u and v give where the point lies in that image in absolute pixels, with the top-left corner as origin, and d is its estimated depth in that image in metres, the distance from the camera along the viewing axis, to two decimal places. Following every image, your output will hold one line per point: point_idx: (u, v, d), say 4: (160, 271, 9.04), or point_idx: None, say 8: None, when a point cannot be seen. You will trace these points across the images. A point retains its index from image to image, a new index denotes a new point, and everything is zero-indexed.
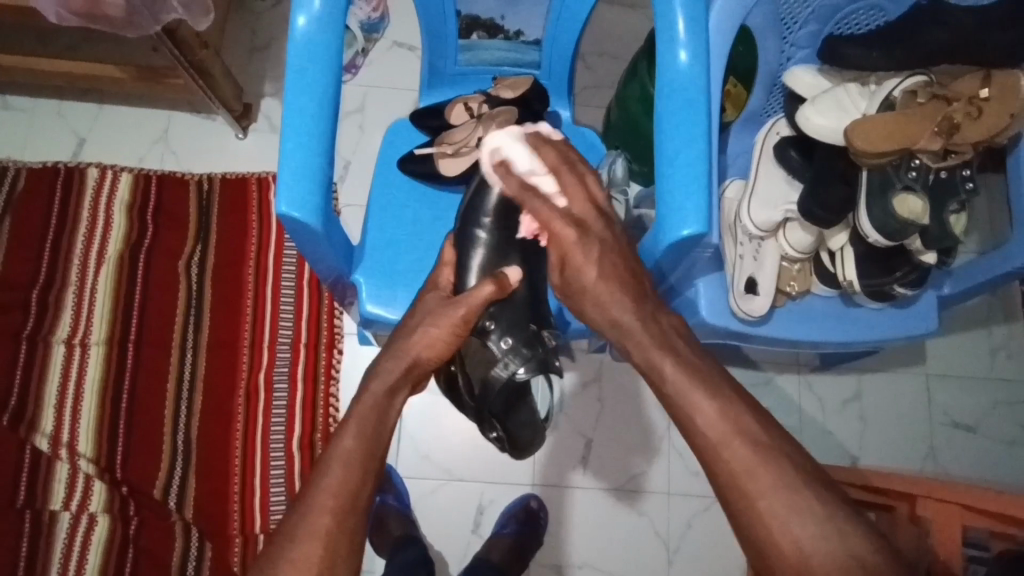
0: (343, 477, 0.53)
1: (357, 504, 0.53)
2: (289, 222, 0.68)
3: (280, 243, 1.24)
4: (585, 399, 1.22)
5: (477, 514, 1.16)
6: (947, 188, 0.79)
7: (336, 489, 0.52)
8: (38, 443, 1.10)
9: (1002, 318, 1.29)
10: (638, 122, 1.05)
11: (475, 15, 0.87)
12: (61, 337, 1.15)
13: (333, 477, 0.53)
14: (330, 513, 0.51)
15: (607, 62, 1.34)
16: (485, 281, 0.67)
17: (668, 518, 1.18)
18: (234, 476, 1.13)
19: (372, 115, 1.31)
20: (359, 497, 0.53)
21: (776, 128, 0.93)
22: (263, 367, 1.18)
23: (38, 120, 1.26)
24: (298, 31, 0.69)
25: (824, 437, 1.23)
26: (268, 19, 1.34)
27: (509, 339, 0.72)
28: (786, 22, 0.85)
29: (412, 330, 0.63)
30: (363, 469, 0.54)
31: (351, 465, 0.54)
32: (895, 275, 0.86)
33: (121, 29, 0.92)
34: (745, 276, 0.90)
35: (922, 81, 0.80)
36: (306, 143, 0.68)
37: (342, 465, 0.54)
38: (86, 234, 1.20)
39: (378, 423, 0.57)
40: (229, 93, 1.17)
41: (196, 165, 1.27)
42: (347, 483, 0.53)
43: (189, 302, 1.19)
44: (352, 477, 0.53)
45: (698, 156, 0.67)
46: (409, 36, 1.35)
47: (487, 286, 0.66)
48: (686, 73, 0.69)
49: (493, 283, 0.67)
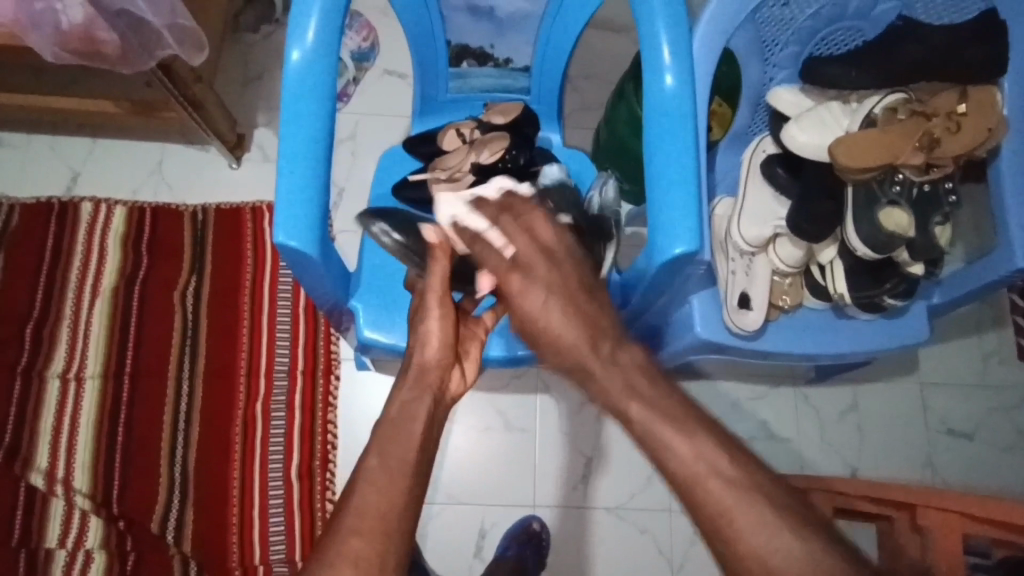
0: (385, 509, 0.54)
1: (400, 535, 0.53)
2: (286, 250, 0.69)
3: (275, 270, 1.24)
4: (584, 419, 1.22)
5: (479, 538, 1.16)
6: (930, 201, 0.82)
7: (376, 525, 0.53)
8: (33, 479, 1.09)
9: (991, 325, 1.31)
10: (627, 141, 1.06)
11: (465, 43, 0.90)
12: (56, 371, 1.15)
13: (374, 506, 0.54)
14: (372, 547, 0.52)
15: (595, 85, 1.36)
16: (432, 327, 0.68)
17: (670, 535, 1.18)
18: (233, 507, 1.12)
19: (365, 143, 1.32)
20: (403, 530, 0.53)
21: (762, 146, 0.95)
22: (260, 396, 1.18)
23: (30, 156, 1.27)
24: (291, 65, 0.70)
25: (822, 448, 1.24)
26: (259, 52, 1.36)
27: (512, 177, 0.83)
28: (767, 43, 0.87)
29: (421, 358, 0.66)
30: (406, 501, 0.55)
31: (394, 500, 0.54)
32: (884, 287, 0.87)
33: (115, 65, 0.93)
34: (737, 292, 0.91)
35: (902, 98, 0.82)
36: (301, 174, 0.69)
37: (383, 500, 0.54)
38: (81, 266, 1.20)
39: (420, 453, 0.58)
40: (222, 123, 1.18)
41: (189, 195, 1.28)
42: (377, 514, 0.53)
43: (185, 333, 1.19)
44: (391, 510, 0.54)
45: (689, 175, 0.69)
46: (400, 64, 1.37)
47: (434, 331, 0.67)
48: (673, 95, 0.70)
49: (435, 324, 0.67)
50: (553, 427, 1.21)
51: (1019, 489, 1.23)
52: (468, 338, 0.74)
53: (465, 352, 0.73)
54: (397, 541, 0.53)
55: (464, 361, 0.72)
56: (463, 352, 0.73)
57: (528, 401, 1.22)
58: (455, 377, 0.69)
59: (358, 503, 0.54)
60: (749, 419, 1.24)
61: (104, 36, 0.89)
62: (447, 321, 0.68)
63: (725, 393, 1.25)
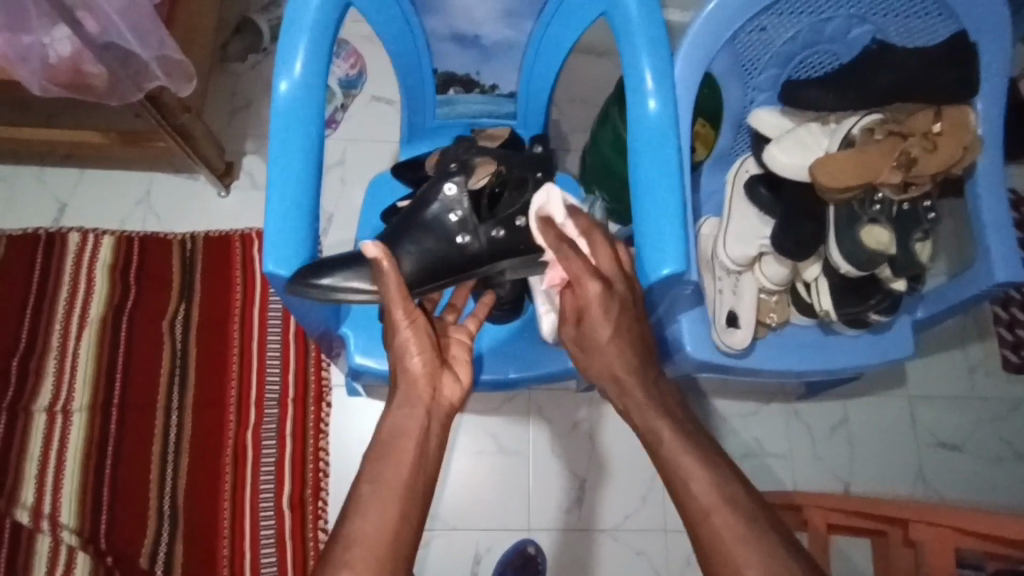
0: (379, 538, 0.56)
1: (397, 562, 0.55)
2: (275, 278, 0.69)
3: (265, 297, 1.24)
4: (576, 441, 1.22)
5: (474, 564, 1.15)
6: (910, 218, 0.83)
7: (370, 555, 0.55)
8: (19, 516, 1.07)
9: (975, 337, 1.32)
10: (612, 162, 1.08)
11: (451, 72, 0.92)
12: (42, 405, 1.13)
13: (366, 535, 0.56)
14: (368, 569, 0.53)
15: (580, 107, 1.38)
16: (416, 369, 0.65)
17: (665, 555, 1.18)
18: (224, 539, 1.11)
19: (353, 169, 1.33)
20: (398, 554, 0.56)
21: (745, 166, 0.97)
22: (251, 424, 1.17)
23: (17, 187, 1.26)
24: (279, 96, 0.71)
25: (814, 464, 1.24)
26: (247, 80, 1.37)
27: (453, 184, 0.71)
28: (747, 67, 0.90)
29: (405, 369, 0.65)
30: (398, 528, 0.57)
31: (386, 526, 0.56)
32: (869, 303, 0.89)
33: (103, 98, 0.94)
34: (724, 311, 0.92)
35: (879, 119, 0.84)
36: (289, 204, 0.70)
37: (378, 523, 0.57)
38: (68, 298, 1.20)
39: (408, 482, 0.59)
40: (210, 152, 1.18)
41: (178, 224, 1.28)
42: (376, 543, 0.55)
43: (173, 363, 1.18)
44: (389, 534, 0.56)
45: (675, 197, 0.70)
46: (387, 90, 1.39)
47: (419, 381, 0.65)
48: (656, 121, 0.72)
49: (420, 372, 0.65)
50: (547, 450, 1.21)
51: (1009, 500, 1.24)
52: (452, 342, 0.72)
53: (452, 356, 0.71)
54: None
55: (453, 364, 0.69)
56: (449, 356, 0.70)
57: (520, 425, 1.22)
58: (447, 382, 0.67)
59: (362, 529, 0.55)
60: (741, 435, 1.25)
61: (91, 69, 0.91)
62: (418, 329, 0.66)
63: (717, 411, 1.25)
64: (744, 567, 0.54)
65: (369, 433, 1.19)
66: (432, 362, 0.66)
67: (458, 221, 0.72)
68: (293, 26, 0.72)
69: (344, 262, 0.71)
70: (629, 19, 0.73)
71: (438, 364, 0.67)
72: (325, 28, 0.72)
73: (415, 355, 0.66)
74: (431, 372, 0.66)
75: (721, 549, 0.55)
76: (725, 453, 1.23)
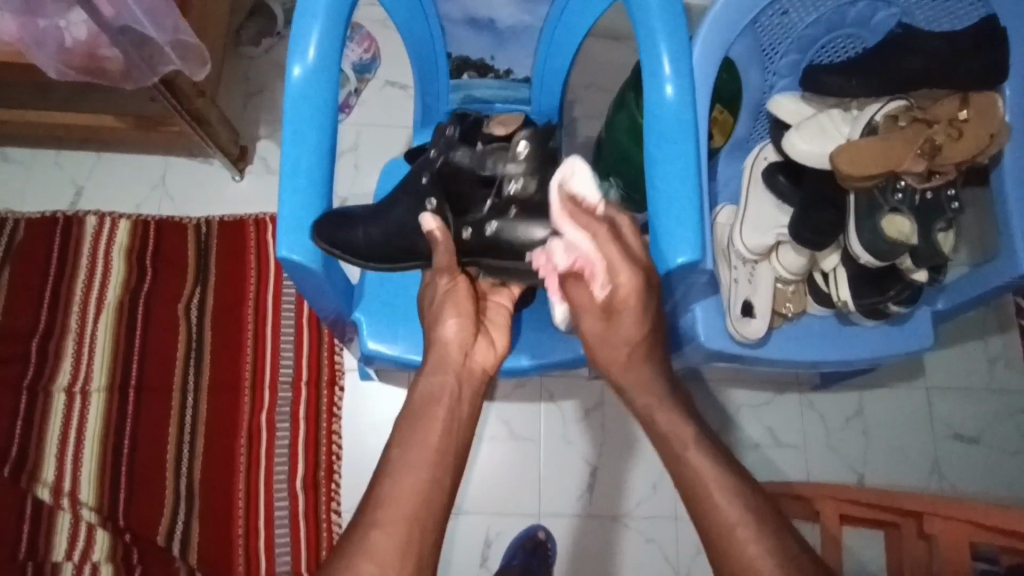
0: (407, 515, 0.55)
1: (423, 541, 0.54)
2: (289, 265, 0.69)
3: (279, 282, 1.25)
4: (588, 427, 1.22)
5: (485, 548, 1.15)
6: (932, 208, 0.81)
7: (388, 535, 0.54)
8: (39, 494, 1.09)
9: (996, 329, 1.30)
10: (627, 149, 1.06)
11: (465, 56, 0.91)
12: (62, 385, 1.15)
13: (395, 504, 0.55)
14: (386, 544, 0.53)
15: (596, 92, 1.36)
16: (453, 339, 0.67)
17: (678, 544, 1.18)
18: (239, 519, 1.12)
19: (365, 154, 1.32)
20: (422, 528, 0.55)
21: (763, 154, 0.95)
22: (265, 406, 1.18)
23: (36, 171, 1.27)
24: (293, 81, 0.71)
25: (828, 454, 1.23)
26: (261, 64, 1.37)
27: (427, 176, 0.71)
28: (766, 51, 0.88)
29: (439, 333, 0.67)
30: (423, 503, 0.56)
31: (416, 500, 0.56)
32: (888, 294, 0.87)
33: (118, 83, 0.94)
34: (740, 300, 0.90)
35: (903, 105, 0.82)
36: (303, 191, 0.69)
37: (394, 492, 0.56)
38: (85, 281, 1.21)
39: (436, 449, 0.59)
40: (226, 137, 1.19)
41: (193, 208, 1.28)
42: (404, 511, 0.55)
43: (189, 344, 1.20)
44: (413, 502, 0.55)
45: (691, 185, 0.69)
46: (401, 75, 1.38)
47: (453, 348, 0.66)
48: (673, 106, 0.71)
49: (457, 341, 0.67)
50: (559, 435, 1.21)
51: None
52: (491, 306, 0.74)
53: (488, 320, 0.72)
54: (417, 554, 0.54)
55: (489, 330, 0.71)
56: (487, 321, 0.72)
57: (532, 411, 1.22)
58: (479, 348, 0.69)
59: (373, 509, 0.55)
60: (755, 425, 1.24)
61: (107, 53, 0.91)
62: (455, 295, 0.69)
63: (729, 400, 1.24)
64: (755, 561, 0.54)
65: (384, 419, 1.20)
66: (465, 328, 0.68)
67: (434, 208, 0.70)
68: (306, 9, 0.71)
69: (339, 214, 0.69)
70: (647, 5, 0.71)
71: (472, 330, 0.68)
72: (338, 13, 0.72)
73: (450, 320, 0.68)
74: (464, 339, 0.68)
75: (731, 543, 0.55)
76: (736, 442, 1.22)
